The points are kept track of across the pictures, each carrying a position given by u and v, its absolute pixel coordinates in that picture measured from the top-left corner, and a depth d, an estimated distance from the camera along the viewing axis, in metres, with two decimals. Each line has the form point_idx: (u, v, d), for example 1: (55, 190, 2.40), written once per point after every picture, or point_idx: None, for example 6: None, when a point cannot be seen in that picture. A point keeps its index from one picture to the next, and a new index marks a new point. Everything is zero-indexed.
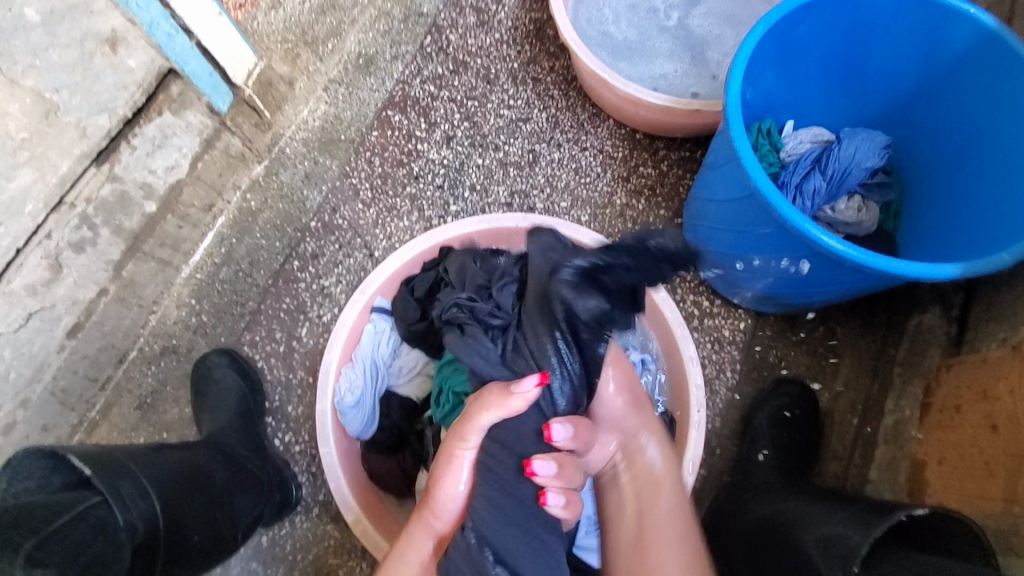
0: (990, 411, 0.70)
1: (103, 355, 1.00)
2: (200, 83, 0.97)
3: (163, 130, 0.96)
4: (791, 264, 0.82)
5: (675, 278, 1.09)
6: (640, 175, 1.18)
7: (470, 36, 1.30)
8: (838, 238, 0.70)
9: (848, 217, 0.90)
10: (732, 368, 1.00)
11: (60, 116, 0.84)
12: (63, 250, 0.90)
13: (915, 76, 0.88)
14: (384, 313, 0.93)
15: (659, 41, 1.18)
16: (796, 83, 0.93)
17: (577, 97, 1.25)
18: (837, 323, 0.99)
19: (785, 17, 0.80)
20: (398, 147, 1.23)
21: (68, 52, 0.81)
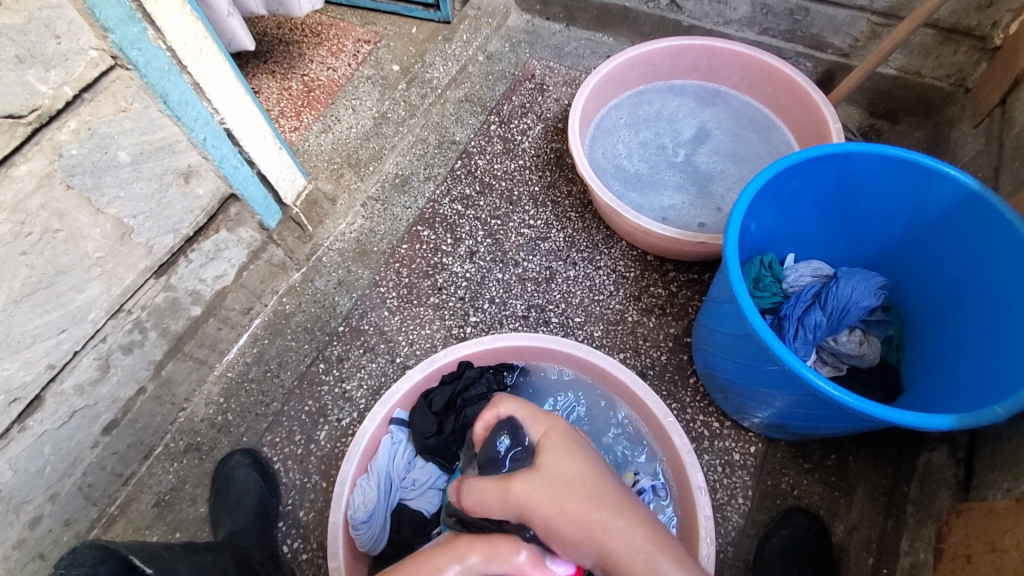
0: (999, 564, 0.68)
1: (131, 451, 1.05)
2: (255, 206, 1.10)
3: (216, 245, 1.07)
4: (792, 400, 0.86)
5: (685, 397, 1.12)
6: (651, 294, 1.24)
7: (497, 161, 1.45)
8: (831, 382, 0.76)
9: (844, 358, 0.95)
10: (743, 494, 1.02)
11: (133, 238, 0.92)
12: (113, 352, 0.97)
13: (907, 223, 0.95)
14: (402, 425, 0.97)
15: (668, 174, 1.31)
16: (795, 222, 1.02)
17: (593, 220, 1.35)
18: (849, 452, 1.02)
19: (782, 171, 0.89)
20: (424, 260, 1.32)
21: (149, 185, 0.91)
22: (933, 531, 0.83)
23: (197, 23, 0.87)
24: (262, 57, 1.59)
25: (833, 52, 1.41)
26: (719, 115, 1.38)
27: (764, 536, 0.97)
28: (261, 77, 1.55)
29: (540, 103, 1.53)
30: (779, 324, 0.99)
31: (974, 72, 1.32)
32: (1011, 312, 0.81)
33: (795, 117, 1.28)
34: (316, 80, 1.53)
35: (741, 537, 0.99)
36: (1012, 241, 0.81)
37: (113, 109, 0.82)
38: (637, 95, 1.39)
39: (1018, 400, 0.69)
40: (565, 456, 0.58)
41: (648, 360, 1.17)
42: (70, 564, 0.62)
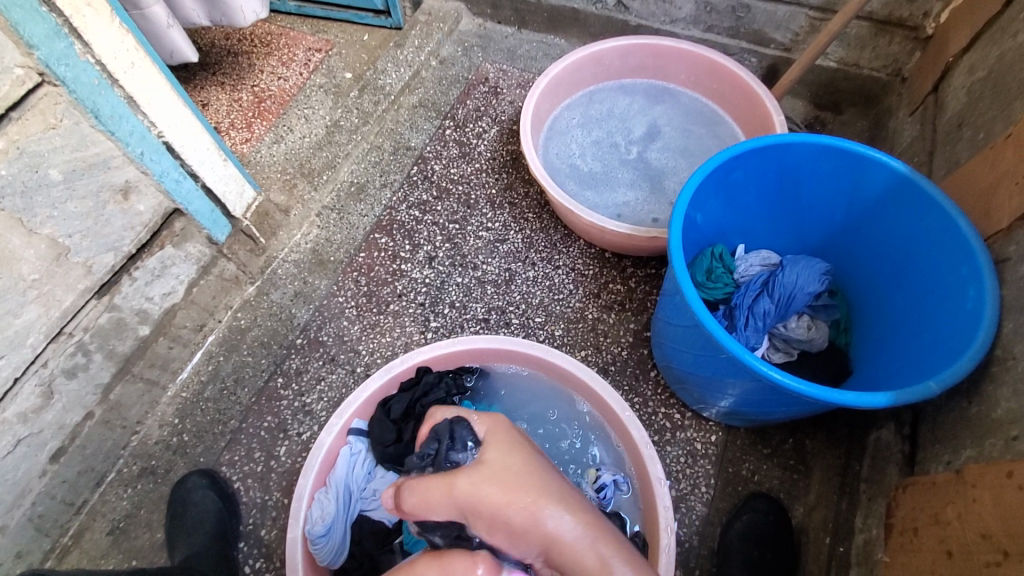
0: (943, 535, 0.70)
1: (82, 479, 1.01)
2: (201, 220, 1.08)
3: (163, 262, 1.04)
4: (744, 387, 0.88)
5: (646, 391, 1.13)
6: (610, 291, 1.25)
7: (453, 166, 1.44)
8: (776, 367, 0.78)
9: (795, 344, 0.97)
10: (705, 483, 1.04)
11: (70, 257, 0.89)
12: (56, 377, 0.93)
13: (846, 209, 0.99)
14: (361, 435, 0.96)
15: (621, 171, 1.33)
16: (741, 213, 1.04)
17: (550, 220, 1.36)
18: (804, 435, 1.05)
19: (723, 164, 0.90)
20: (383, 267, 1.31)
21: (84, 203, 0.88)
22: (883, 506, 0.85)
23: (127, 35, 0.85)
24: (210, 68, 1.55)
25: (775, 47, 1.45)
26: (669, 112, 1.40)
27: (727, 523, 0.99)
28: (209, 88, 1.52)
29: (494, 106, 1.54)
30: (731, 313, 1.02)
31: (909, 61, 1.38)
32: (944, 291, 0.84)
33: (741, 111, 1.31)
34: (266, 91, 1.50)
35: (706, 525, 1.01)
36: (940, 222, 0.84)
37: (42, 126, 0.79)
38: (588, 95, 1.41)
39: (950, 374, 0.72)
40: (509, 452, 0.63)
41: (609, 356, 1.18)
42: None
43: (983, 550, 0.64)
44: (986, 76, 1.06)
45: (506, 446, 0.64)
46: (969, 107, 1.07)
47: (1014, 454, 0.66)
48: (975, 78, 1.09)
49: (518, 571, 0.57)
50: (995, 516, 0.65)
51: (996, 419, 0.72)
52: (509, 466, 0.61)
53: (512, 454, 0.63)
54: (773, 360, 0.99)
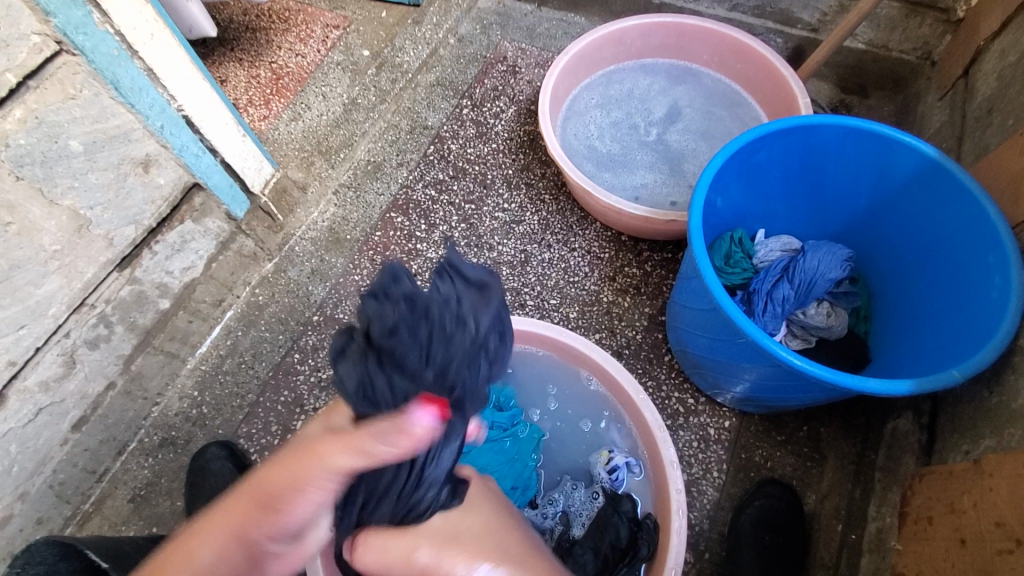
0: (959, 524, 0.70)
1: (103, 448, 1.04)
2: (220, 195, 1.08)
3: (182, 236, 1.05)
4: (761, 372, 0.87)
5: (660, 375, 1.13)
6: (626, 275, 1.24)
7: (470, 146, 1.43)
8: (793, 352, 0.77)
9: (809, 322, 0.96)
10: (717, 468, 1.04)
11: (91, 230, 0.91)
12: (78, 348, 0.95)
13: (871, 194, 0.97)
14: None
15: (640, 153, 1.31)
16: (762, 197, 1.02)
17: (567, 202, 1.35)
18: (820, 423, 1.05)
19: (746, 145, 0.89)
20: (399, 247, 1.31)
21: (105, 174, 0.89)
22: (897, 495, 0.84)
23: (146, 5, 0.85)
24: (229, 44, 1.55)
25: (802, 28, 1.41)
26: (690, 93, 1.37)
27: (738, 508, 0.99)
28: (228, 65, 1.52)
29: (512, 86, 1.52)
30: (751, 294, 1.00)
31: (940, 44, 1.33)
32: (969, 279, 0.82)
33: (766, 92, 1.28)
34: (284, 67, 1.50)
35: (715, 509, 1.01)
36: (969, 208, 0.82)
37: (61, 97, 0.79)
38: (607, 75, 1.39)
39: (973, 363, 0.71)
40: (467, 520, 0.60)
41: (623, 340, 1.17)
42: (26, 563, 0.67)
43: (997, 538, 0.64)
44: (1020, 60, 1.02)
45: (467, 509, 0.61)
46: (1002, 92, 1.03)
47: None
48: (1009, 61, 1.05)
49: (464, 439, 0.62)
50: (1009, 505, 0.64)
51: (1016, 410, 0.71)
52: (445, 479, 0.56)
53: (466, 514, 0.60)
54: (792, 347, 0.98)
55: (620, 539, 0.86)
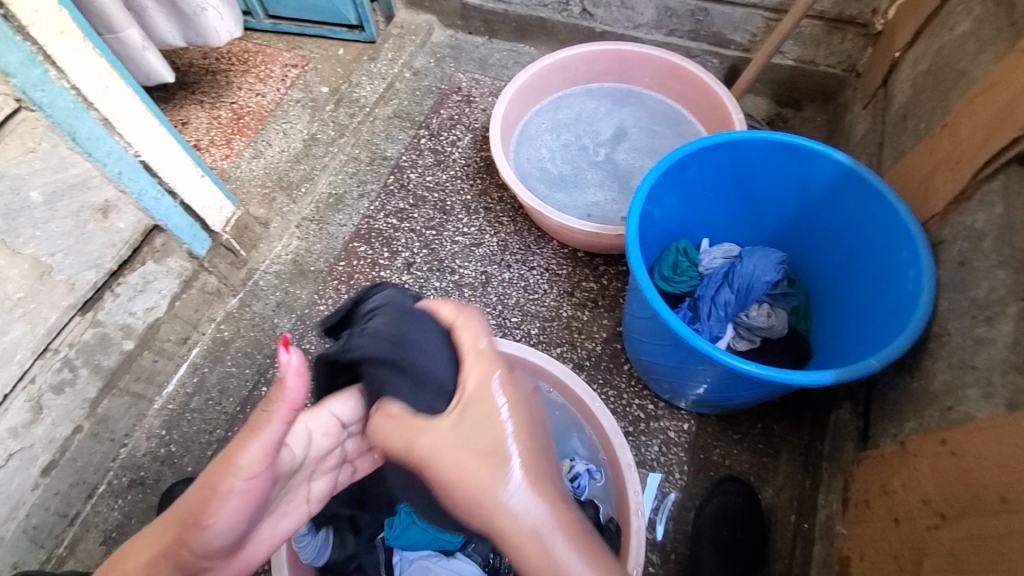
0: (892, 504, 0.74)
1: (74, 491, 1.03)
2: (182, 234, 1.11)
3: (145, 277, 1.07)
4: (708, 373, 0.92)
5: (621, 384, 1.17)
6: (584, 289, 1.29)
7: (428, 174, 1.48)
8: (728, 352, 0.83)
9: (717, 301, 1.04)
10: (679, 469, 1.08)
11: (53, 276, 0.92)
12: (45, 392, 0.96)
13: (799, 200, 1.03)
14: None
15: (590, 173, 1.37)
16: (701, 208, 1.09)
17: (524, 222, 1.40)
18: (774, 420, 1.10)
19: (677, 162, 0.95)
20: (362, 275, 1.34)
21: (65, 223, 0.91)
22: (841, 482, 0.89)
23: (101, 59, 0.88)
24: (188, 87, 1.59)
25: (735, 48, 1.50)
26: (635, 114, 1.45)
27: (700, 506, 1.03)
28: (188, 107, 1.55)
29: (467, 114, 1.58)
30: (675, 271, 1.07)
31: (862, 58, 1.44)
32: (888, 274, 0.89)
33: (703, 110, 1.36)
34: (244, 107, 1.54)
35: (680, 509, 1.05)
36: (881, 208, 0.89)
37: (21, 150, 0.82)
38: (556, 100, 1.46)
39: (890, 352, 0.76)
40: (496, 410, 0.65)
41: (584, 352, 1.22)
42: None
43: (923, 514, 0.69)
44: (927, 70, 1.11)
45: (509, 403, 0.66)
46: (913, 100, 1.12)
47: (947, 422, 0.71)
48: (918, 71, 1.14)
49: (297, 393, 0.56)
50: (932, 483, 0.69)
51: (933, 392, 0.77)
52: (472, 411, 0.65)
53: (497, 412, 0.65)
54: (738, 348, 1.03)
55: None
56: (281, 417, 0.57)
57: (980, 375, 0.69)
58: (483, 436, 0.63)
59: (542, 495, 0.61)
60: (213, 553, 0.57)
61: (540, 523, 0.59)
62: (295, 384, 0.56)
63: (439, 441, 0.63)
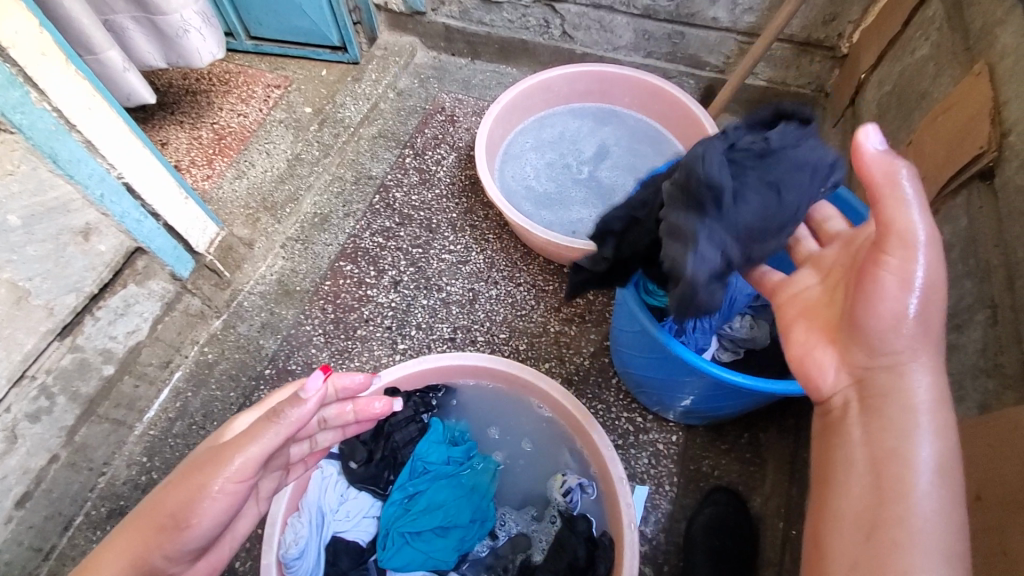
0: None
1: (49, 524, 0.99)
2: (164, 257, 1.10)
3: (126, 300, 1.05)
4: (696, 385, 0.94)
5: (609, 398, 1.18)
6: (571, 304, 1.31)
7: (414, 192, 1.49)
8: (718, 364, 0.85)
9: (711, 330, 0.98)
10: (669, 481, 1.09)
11: (31, 300, 0.90)
12: (20, 421, 0.93)
13: None
14: (332, 458, 0.96)
15: (574, 190, 1.40)
16: None
17: (510, 239, 1.41)
18: (759, 429, 1.12)
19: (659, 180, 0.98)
20: (349, 294, 1.34)
21: (44, 246, 0.89)
22: None
23: (83, 81, 0.88)
24: (168, 108, 1.58)
25: (710, 70, 1.56)
26: (616, 133, 1.49)
27: (691, 517, 1.04)
28: (168, 127, 1.54)
29: (452, 134, 1.60)
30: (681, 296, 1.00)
31: (830, 78, 1.50)
32: None
33: (682, 129, 1.40)
34: (226, 127, 1.54)
35: (671, 522, 1.06)
36: None
37: None
38: (539, 120, 1.49)
39: None
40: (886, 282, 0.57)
41: (572, 367, 1.23)
42: None
43: None
44: (891, 91, 1.17)
45: (910, 271, 0.56)
46: (879, 119, 1.17)
47: None
48: (883, 92, 1.20)
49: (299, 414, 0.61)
50: None
51: None
52: (891, 286, 0.57)
53: (892, 289, 0.56)
54: (723, 359, 1.05)
55: (578, 559, 0.88)
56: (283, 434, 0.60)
57: (952, 381, 0.72)
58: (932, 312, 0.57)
59: (944, 433, 0.55)
60: (182, 556, 0.59)
61: (931, 463, 0.54)
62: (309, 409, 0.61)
63: (900, 310, 0.56)
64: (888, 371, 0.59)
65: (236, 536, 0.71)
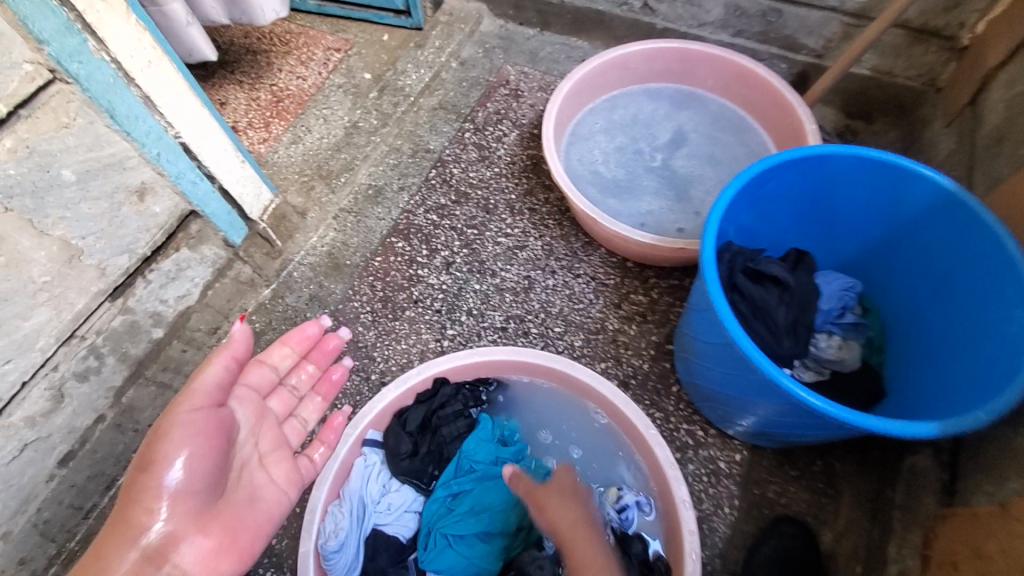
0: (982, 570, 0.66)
1: (91, 483, 0.99)
2: (218, 222, 1.06)
3: (178, 265, 1.03)
4: (777, 409, 0.84)
5: (669, 407, 1.09)
6: (632, 302, 1.21)
7: (472, 170, 1.42)
8: (813, 392, 0.74)
9: (794, 350, 0.86)
10: (729, 503, 0.99)
11: (83, 260, 0.88)
12: (67, 381, 0.92)
13: (883, 225, 0.95)
14: (376, 445, 0.92)
15: (645, 178, 1.29)
16: (774, 227, 1.00)
17: (571, 227, 1.32)
18: (835, 457, 1.01)
19: (759, 176, 0.87)
20: (399, 272, 1.28)
21: (98, 204, 0.86)
22: (920, 537, 0.81)
23: (144, 33, 0.83)
24: (229, 67, 1.54)
25: (806, 54, 1.40)
26: (694, 118, 1.36)
27: (753, 547, 0.95)
28: (228, 87, 1.51)
29: (515, 109, 1.50)
30: (755, 307, 0.86)
31: (945, 72, 1.33)
32: (987, 312, 0.80)
33: (770, 118, 1.27)
34: (285, 90, 1.49)
35: (729, 548, 0.97)
36: (982, 241, 0.80)
37: (54, 126, 0.77)
38: (611, 99, 1.38)
39: (999, 405, 0.68)
40: (566, 504, 0.75)
41: (630, 370, 1.14)
42: None
43: None
44: None
45: (560, 500, 0.76)
46: (1012, 120, 1.01)
47: None
48: (1014, 92, 1.04)
49: (224, 361, 0.72)
50: None
51: None
52: (560, 521, 0.74)
53: (567, 512, 0.74)
54: (805, 379, 0.92)
55: None
56: (220, 367, 0.72)
57: None
58: (564, 521, 0.74)
59: None
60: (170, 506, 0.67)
61: None
62: (239, 342, 0.73)
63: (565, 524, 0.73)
64: (588, 548, 0.71)
65: (260, 509, 0.76)
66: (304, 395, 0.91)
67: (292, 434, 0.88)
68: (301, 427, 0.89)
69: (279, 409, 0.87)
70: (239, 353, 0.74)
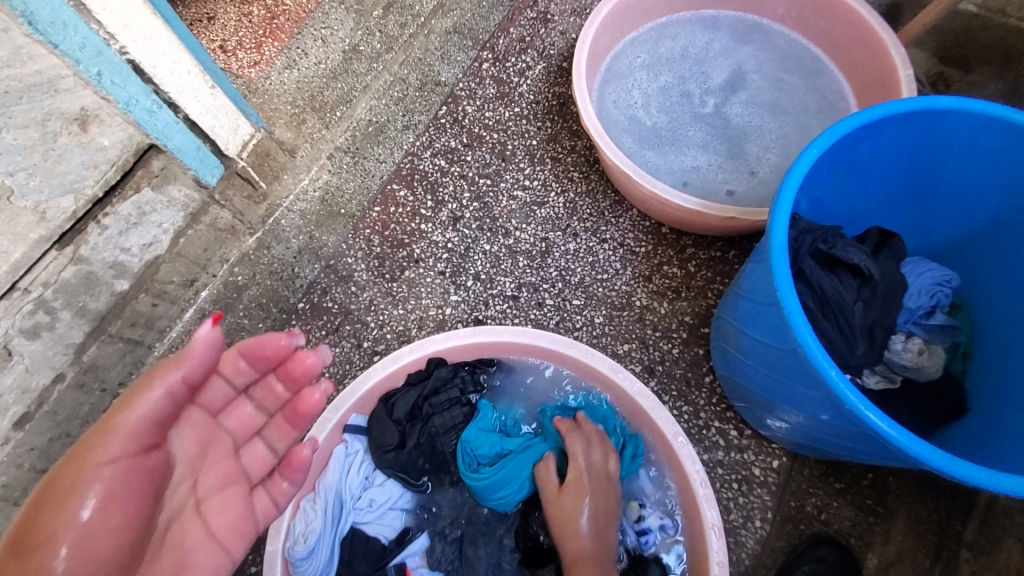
0: None
1: (54, 446, 0.90)
2: (185, 158, 0.89)
3: (140, 207, 0.87)
4: (838, 432, 0.68)
5: (699, 400, 0.95)
6: (664, 274, 1.05)
7: (488, 109, 1.22)
8: (902, 428, 0.57)
9: (866, 358, 0.71)
10: (761, 517, 0.87)
11: (15, 201, 0.76)
12: (13, 337, 0.80)
13: (996, 204, 0.77)
14: (358, 432, 0.80)
15: (692, 128, 1.09)
16: (853, 197, 0.83)
17: (599, 181, 1.14)
18: (889, 471, 0.88)
19: (846, 135, 0.70)
20: (400, 227, 1.14)
21: (27, 133, 0.72)
22: None
23: None
24: None
25: None
26: (756, 55, 1.13)
27: (784, 568, 0.84)
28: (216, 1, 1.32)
29: (542, 37, 1.28)
30: (826, 303, 0.70)
31: None
32: None
33: (852, 59, 1.04)
34: (277, 3, 1.28)
35: (756, 565, 0.86)
36: None
37: None
38: (658, 27, 1.15)
39: None
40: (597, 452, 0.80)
41: (657, 354, 0.99)
42: None
43: None
44: None
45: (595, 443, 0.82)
46: None
47: None
48: None
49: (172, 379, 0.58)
50: None
51: None
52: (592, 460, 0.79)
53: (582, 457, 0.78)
54: (870, 387, 0.79)
55: None
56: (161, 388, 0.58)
57: None
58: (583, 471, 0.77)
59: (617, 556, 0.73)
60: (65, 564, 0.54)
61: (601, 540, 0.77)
62: (197, 356, 0.58)
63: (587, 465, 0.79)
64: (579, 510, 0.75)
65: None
66: (273, 413, 0.75)
67: (252, 463, 0.72)
68: (265, 454, 0.73)
69: (238, 429, 0.73)
70: (194, 372, 0.59)
